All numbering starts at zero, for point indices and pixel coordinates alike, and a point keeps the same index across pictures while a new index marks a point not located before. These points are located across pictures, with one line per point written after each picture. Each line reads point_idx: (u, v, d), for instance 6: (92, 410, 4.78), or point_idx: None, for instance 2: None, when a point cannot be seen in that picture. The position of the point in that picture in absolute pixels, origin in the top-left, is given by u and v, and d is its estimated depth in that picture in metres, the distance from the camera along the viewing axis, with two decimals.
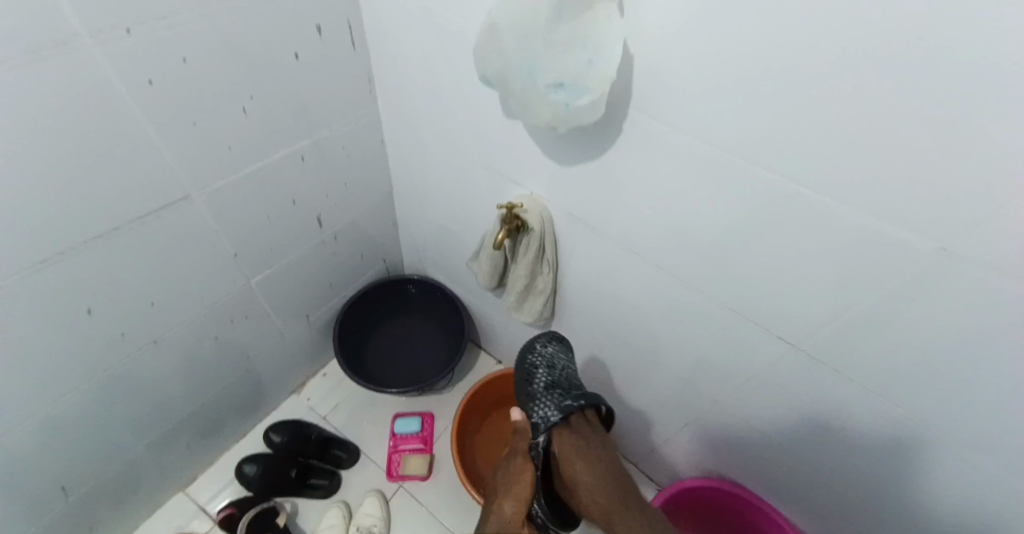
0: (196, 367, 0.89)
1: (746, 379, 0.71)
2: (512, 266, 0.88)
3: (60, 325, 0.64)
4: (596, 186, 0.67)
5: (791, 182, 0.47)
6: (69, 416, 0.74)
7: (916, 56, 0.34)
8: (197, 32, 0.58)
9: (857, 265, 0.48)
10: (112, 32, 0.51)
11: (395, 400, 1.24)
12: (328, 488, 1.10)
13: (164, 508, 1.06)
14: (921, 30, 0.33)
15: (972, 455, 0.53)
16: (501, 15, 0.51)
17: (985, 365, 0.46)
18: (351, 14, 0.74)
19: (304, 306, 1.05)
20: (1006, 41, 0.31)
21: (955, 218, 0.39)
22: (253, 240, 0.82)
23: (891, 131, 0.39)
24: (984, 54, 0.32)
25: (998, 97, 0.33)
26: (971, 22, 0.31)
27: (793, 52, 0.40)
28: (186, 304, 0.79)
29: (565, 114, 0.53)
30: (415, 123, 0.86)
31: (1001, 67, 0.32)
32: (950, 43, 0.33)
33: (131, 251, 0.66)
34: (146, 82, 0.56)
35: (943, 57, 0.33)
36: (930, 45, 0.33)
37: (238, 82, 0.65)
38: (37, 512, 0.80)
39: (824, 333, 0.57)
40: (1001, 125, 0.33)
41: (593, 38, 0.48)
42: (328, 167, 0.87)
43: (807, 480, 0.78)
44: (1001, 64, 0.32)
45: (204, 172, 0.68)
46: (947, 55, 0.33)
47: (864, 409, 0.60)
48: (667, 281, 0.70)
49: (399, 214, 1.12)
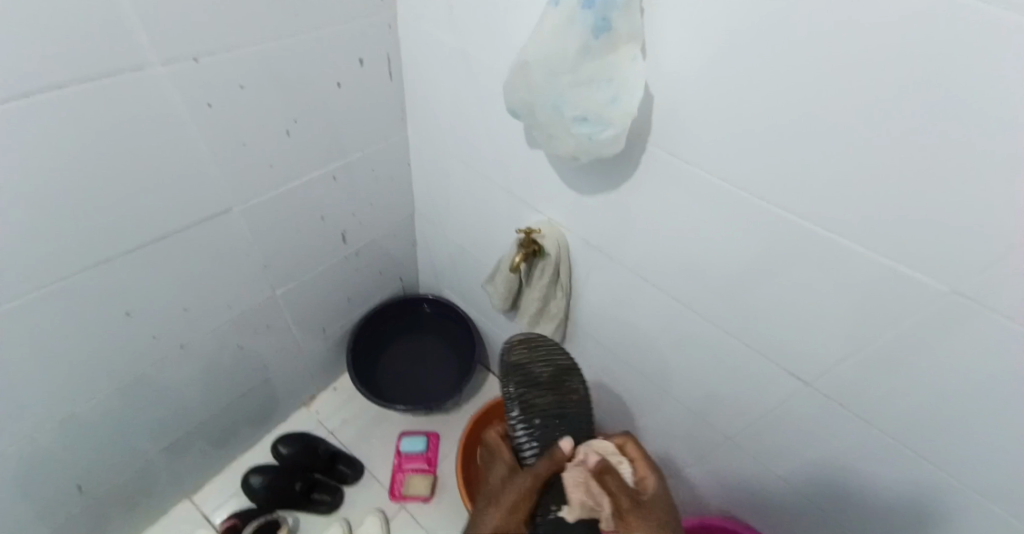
0: (215, 374, 0.91)
1: (759, 414, 0.72)
2: (526, 288, 0.90)
3: (100, 325, 0.68)
4: (614, 215, 0.70)
5: (804, 218, 0.50)
6: (92, 417, 0.76)
7: (919, 98, 0.37)
8: (252, 62, 0.62)
9: (868, 303, 0.50)
10: (180, 59, 0.56)
11: (402, 419, 1.25)
12: (332, 504, 1.09)
13: (170, 515, 1.06)
14: (924, 74, 0.36)
15: (981, 498, 0.53)
16: (531, 52, 0.54)
17: (989, 407, 0.47)
18: (390, 48, 0.79)
19: (322, 320, 1.07)
20: (1002, 95, 0.34)
21: (963, 261, 0.41)
22: (281, 252, 0.85)
23: (903, 180, 0.41)
24: (989, 99, 0.34)
25: (986, 145, 0.36)
26: (973, 76, 0.34)
27: (807, 97, 0.43)
28: (213, 312, 0.82)
29: (588, 145, 0.56)
30: (440, 150, 0.90)
31: (994, 118, 0.35)
32: (953, 87, 0.35)
33: (168, 259, 0.70)
34: (205, 104, 0.61)
35: (945, 100, 0.36)
36: (933, 96, 0.37)
37: (282, 108, 0.70)
38: (50, 512, 0.81)
39: (835, 369, 0.58)
40: (1001, 168, 0.36)
41: (616, 77, 0.52)
42: (356, 188, 0.91)
43: (818, 521, 0.78)
44: (995, 113, 0.35)
45: (243, 187, 0.72)
46: (951, 104, 0.36)
47: (875, 448, 0.60)
48: (679, 311, 0.71)
49: (418, 235, 1.15)
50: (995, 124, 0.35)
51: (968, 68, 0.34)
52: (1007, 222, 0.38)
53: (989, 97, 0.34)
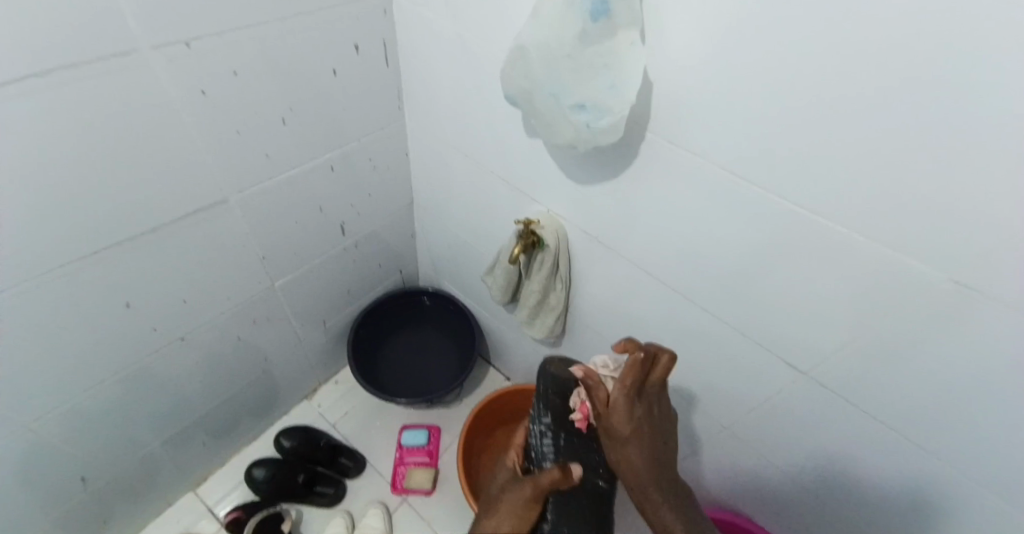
0: (215, 366, 0.91)
1: (759, 404, 0.71)
2: (525, 280, 0.90)
3: (102, 315, 0.68)
4: (612, 204, 0.69)
5: (803, 205, 0.49)
6: (94, 407, 0.76)
7: (911, 76, 0.37)
8: (245, 48, 0.62)
9: (867, 288, 0.49)
10: (171, 44, 0.55)
11: (403, 412, 1.25)
12: (334, 496, 1.10)
13: (174, 506, 1.07)
14: (920, 49, 0.36)
15: (983, 488, 0.53)
16: (528, 38, 0.54)
17: (985, 391, 0.47)
18: (386, 36, 0.79)
19: (322, 313, 1.07)
20: (992, 75, 0.33)
21: (960, 245, 0.41)
22: (280, 243, 0.85)
23: (899, 162, 0.41)
24: (984, 77, 0.34)
25: (981, 127, 0.36)
26: (967, 51, 0.34)
27: (803, 81, 0.43)
28: (213, 303, 0.82)
29: (586, 134, 0.56)
30: (438, 141, 0.90)
31: (989, 96, 0.34)
32: (943, 66, 0.35)
33: (166, 250, 0.70)
34: (200, 93, 0.61)
35: (936, 79, 0.36)
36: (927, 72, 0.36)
37: (278, 98, 0.69)
38: (53, 503, 0.82)
39: (835, 357, 0.57)
40: (997, 145, 0.35)
41: (615, 63, 0.51)
42: (354, 180, 0.90)
43: (818, 512, 0.77)
44: (989, 91, 0.34)
45: (240, 178, 0.72)
46: (943, 82, 0.36)
47: (873, 437, 0.60)
48: (677, 300, 0.71)
49: (418, 228, 1.15)
50: (990, 101, 0.34)
51: (961, 41, 0.34)
52: (1002, 204, 0.37)
53: (985, 74, 0.34)
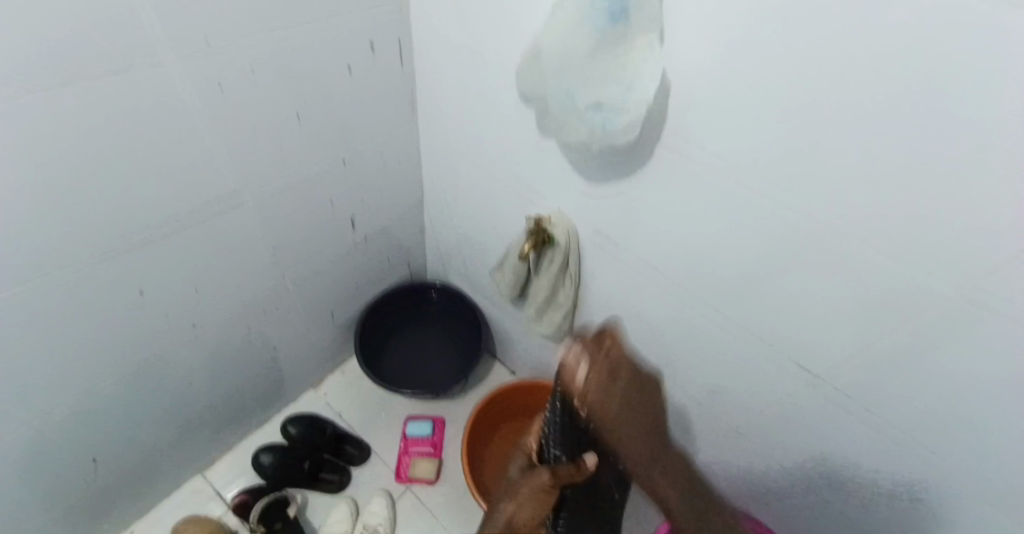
0: (226, 355, 0.93)
1: (765, 410, 0.71)
2: (534, 278, 0.90)
3: (115, 305, 0.69)
4: (624, 205, 0.69)
5: (817, 215, 0.49)
6: (107, 393, 0.78)
7: (925, 96, 0.37)
8: (264, 45, 0.62)
9: (881, 300, 0.49)
10: (192, 43, 0.55)
11: (408, 404, 1.26)
12: (338, 483, 1.11)
13: (183, 490, 1.10)
14: (934, 70, 0.35)
15: (988, 502, 0.53)
16: (544, 42, 0.54)
17: (995, 410, 0.47)
18: (401, 32, 0.78)
19: (330, 304, 1.08)
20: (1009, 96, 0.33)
21: (978, 264, 0.40)
22: (292, 235, 0.86)
23: (912, 178, 0.40)
24: (997, 96, 0.33)
25: (1001, 149, 0.35)
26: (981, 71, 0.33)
27: (818, 94, 0.42)
28: (225, 293, 0.83)
29: (601, 136, 0.56)
30: (450, 136, 0.89)
31: (998, 119, 0.34)
32: (959, 84, 0.35)
33: (180, 242, 0.70)
34: (217, 88, 0.61)
35: (950, 99, 0.36)
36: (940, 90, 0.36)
37: (293, 92, 0.69)
38: (66, 485, 0.83)
39: (846, 369, 0.57)
40: (1011, 167, 0.35)
41: (631, 65, 0.50)
42: (366, 174, 0.90)
43: (820, 517, 0.78)
44: (999, 112, 0.34)
45: (254, 171, 0.72)
46: (956, 100, 0.35)
47: (878, 448, 0.60)
48: (687, 304, 0.71)
49: (427, 222, 1.15)
50: (1001, 124, 0.34)
51: (972, 66, 0.33)
52: (1016, 226, 0.37)
53: (996, 99, 0.34)
